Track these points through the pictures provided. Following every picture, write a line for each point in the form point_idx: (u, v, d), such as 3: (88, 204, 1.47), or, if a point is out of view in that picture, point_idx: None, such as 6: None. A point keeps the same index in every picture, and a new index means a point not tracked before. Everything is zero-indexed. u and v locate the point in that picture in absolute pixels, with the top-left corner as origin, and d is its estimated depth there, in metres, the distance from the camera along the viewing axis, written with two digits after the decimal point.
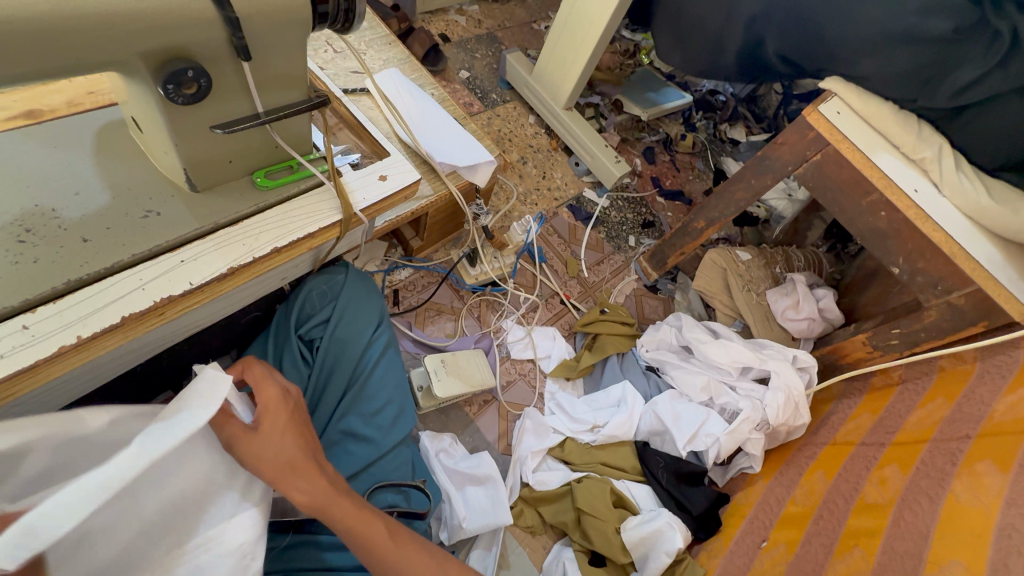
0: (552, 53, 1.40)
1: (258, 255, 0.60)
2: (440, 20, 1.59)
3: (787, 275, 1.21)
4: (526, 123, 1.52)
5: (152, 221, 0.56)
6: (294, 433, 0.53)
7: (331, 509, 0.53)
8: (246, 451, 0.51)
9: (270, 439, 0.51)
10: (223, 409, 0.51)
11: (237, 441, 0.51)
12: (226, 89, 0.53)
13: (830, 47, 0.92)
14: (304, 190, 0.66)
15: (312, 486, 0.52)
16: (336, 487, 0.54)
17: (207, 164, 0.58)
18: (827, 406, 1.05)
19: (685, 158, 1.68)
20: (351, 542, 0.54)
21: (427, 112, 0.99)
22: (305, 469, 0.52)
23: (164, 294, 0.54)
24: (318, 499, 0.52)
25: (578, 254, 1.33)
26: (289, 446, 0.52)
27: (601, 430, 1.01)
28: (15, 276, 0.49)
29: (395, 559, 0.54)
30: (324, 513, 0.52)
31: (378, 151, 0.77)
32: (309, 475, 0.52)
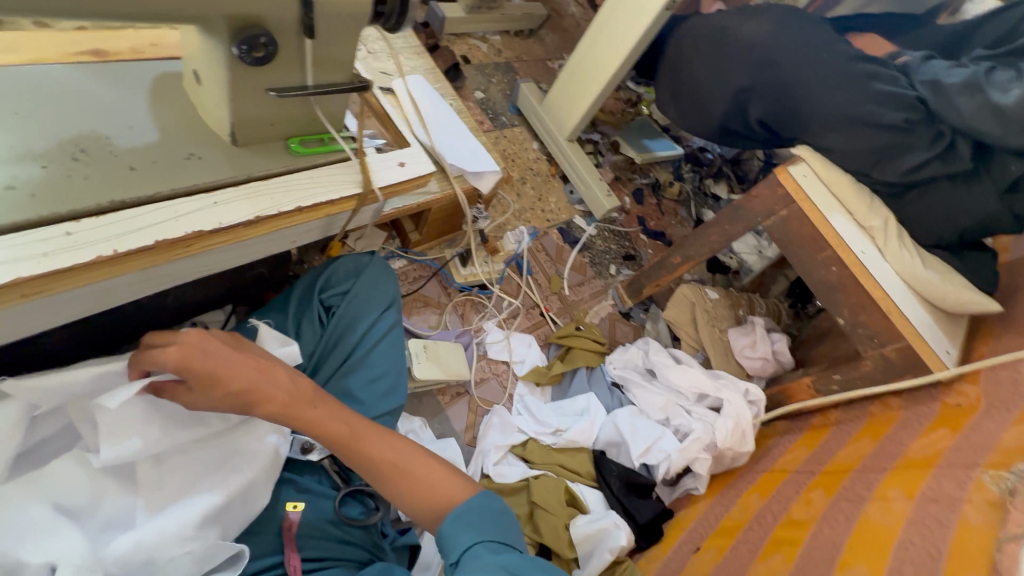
0: (563, 88, 1.53)
1: (282, 209, 0.66)
2: (462, 43, 1.72)
3: (748, 318, 1.33)
4: (529, 147, 1.63)
5: (192, 163, 0.62)
6: (250, 359, 0.59)
7: (293, 409, 0.60)
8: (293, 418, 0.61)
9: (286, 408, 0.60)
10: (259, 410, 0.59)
11: (221, 396, 0.56)
12: (286, 60, 0.60)
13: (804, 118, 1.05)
14: (330, 162, 0.73)
15: (279, 388, 0.60)
16: (257, 369, 0.59)
17: (252, 123, 0.65)
18: (771, 439, 1.14)
19: (670, 204, 1.81)
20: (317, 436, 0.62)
21: (444, 117, 1.07)
22: (259, 391, 0.58)
23: (195, 227, 0.59)
24: (283, 403, 0.60)
25: (562, 273, 1.42)
26: (243, 372, 0.57)
27: (563, 434, 1.08)
28: (64, 186, 0.54)
29: (347, 442, 0.62)
30: (287, 415, 0.60)
31: (399, 142, 0.85)
32: (244, 390, 0.57)
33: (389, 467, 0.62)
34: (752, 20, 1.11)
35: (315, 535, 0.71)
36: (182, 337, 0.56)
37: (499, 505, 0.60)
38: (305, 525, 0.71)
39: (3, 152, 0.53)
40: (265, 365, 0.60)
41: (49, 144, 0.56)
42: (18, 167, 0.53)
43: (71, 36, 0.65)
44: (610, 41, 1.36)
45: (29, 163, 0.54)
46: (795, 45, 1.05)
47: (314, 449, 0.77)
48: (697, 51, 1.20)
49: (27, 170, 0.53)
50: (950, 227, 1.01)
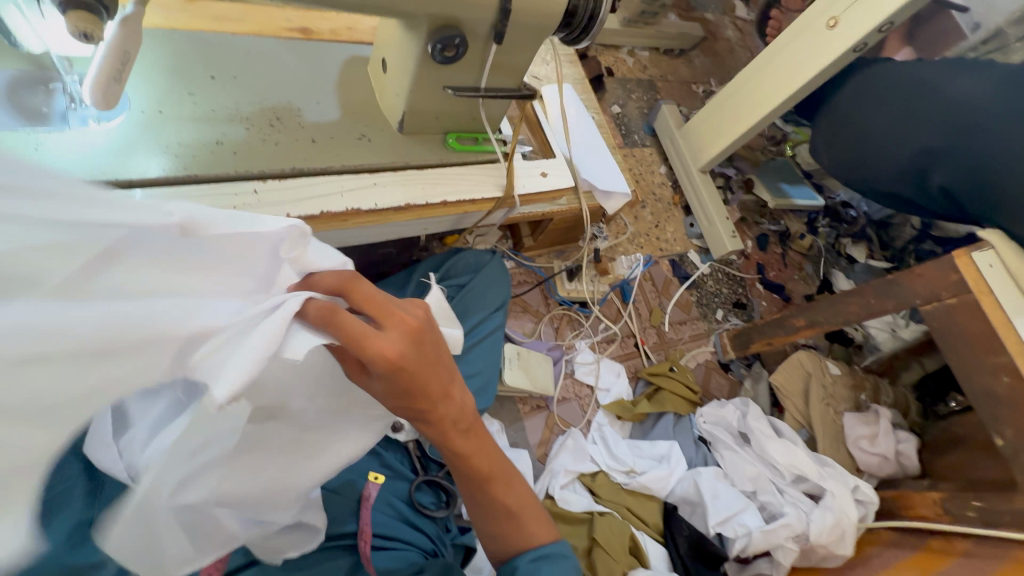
0: (708, 116, 1.44)
1: (429, 200, 0.68)
2: (610, 55, 1.69)
3: (870, 405, 1.17)
4: (657, 170, 1.57)
5: (362, 144, 0.67)
6: (445, 374, 0.49)
7: (452, 444, 0.52)
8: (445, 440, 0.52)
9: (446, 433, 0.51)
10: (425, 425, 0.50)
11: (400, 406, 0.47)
12: (469, 61, 0.62)
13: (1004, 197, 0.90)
14: (479, 162, 0.74)
15: (449, 408, 0.51)
16: (444, 385, 0.49)
17: (422, 114, 0.67)
18: (872, 549, 1.00)
19: (796, 256, 1.65)
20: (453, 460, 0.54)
21: (585, 130, 1.05)
22: (438, 408, 0.49)
23: (354, 204, 0.63)
24: (448, 425, 0.51)
25: (665, 307, 1.35)
26: (433, 393, 0.48)
27: (636, 476, 1.03)
28: (259, 149, 0.60)
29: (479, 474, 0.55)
30: (445, 436, 0.51)
31: (543, 150, 0.85)
32: (425, 408, 0.48)
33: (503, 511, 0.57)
34: (964, 82, 0.98)
35: (389, 512, 0.73)
36: (392, 322, 0.45)
37: (576, 564, 0.58)
38: (383, 499, 0.74)
39: (220, 112, 0.60)
40: (449, 390, 0.50)
41: (255, 110, 0.62)
42: (229, 126, 0.60)
43: (286, 13, 0.72)
44: (775, 75, 1.26)
45: (237, 124, 0.61)
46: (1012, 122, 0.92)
47: (403, 429, 0.82)
48: (880, 105, 1.09)
49: (234, 130, 0.60)
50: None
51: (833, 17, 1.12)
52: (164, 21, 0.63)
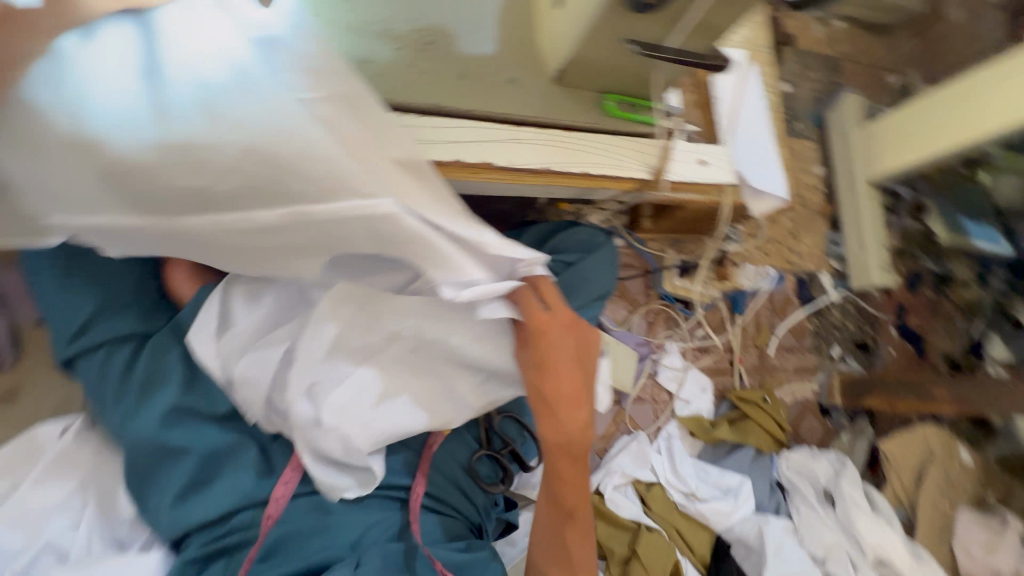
0: (904, 118, 1.17)
1: (569, 169, 0.60)
2: (797, 18, 1.41)
3: (996, 508, 0.99)
4: (812, 170, 1.33)
5: (513, 89, 0.58)
6: (573, 385, 0.57)
7: (556, 460, 0.60)
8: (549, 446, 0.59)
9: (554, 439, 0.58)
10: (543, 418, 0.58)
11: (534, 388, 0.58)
12: (666, 13, 0.50)
13: None
14: (634, 134, 0.64)
15: (566, 425, 0.57)
16: (570, 400, 0.57)
17: (588, 66, 0.57)
18: None
19: (951, 306, 1.34)
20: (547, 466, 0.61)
21: (753, 112, 0.88)
22: (559, 413, 0.57)
23: (490, 158, 0.57)
24: (557, 437, 0.58)
25: (776, 329, 1.20)
26: (559, 392, 0.57)
27: (696, 502, 0.95)
28: (404, 76, 0.54)
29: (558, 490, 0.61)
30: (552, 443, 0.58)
31: (705, 132, 0.72)
32: (547, 401, 0.57)
33: (554, 534, 0.63)
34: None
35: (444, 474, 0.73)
36: (558, 316, 0.57)
37: None
38: (440, 459, 0.73)
39: (373, 26, 0.54)
40: (580, 398, 0.58)
41: (409, 29, 0.56)
42: (379, 44, 0.54)
43: None
44: None
45: (387, 43, 0.54)
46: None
47: None
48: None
49: (382, 48, 0.54)
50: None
51: None
52: None
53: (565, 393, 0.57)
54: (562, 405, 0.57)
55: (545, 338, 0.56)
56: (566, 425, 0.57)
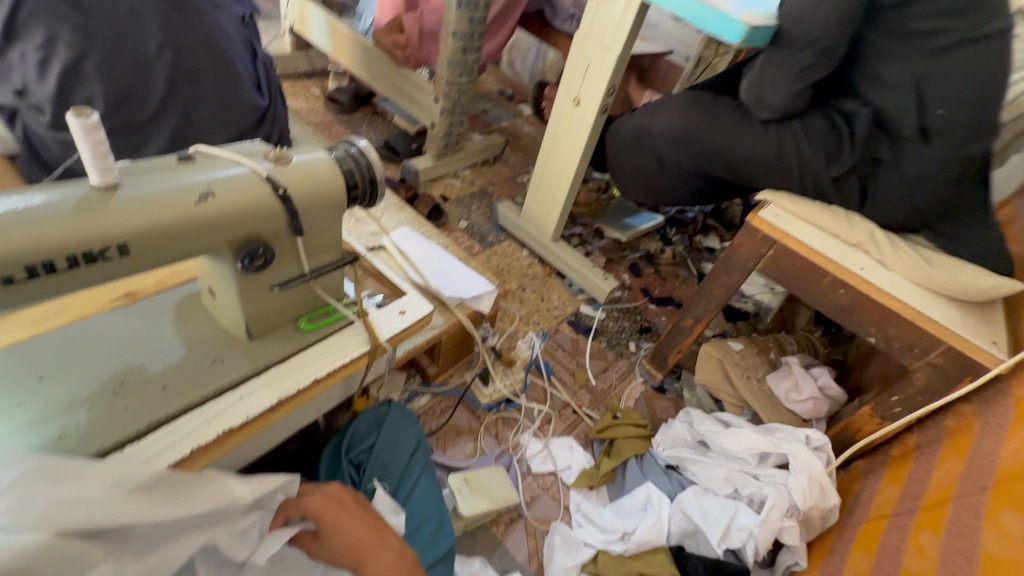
0: (535, 196, 1.66)
1: (301, 385, 0.72)
2: (438, 184, 1.91)
3: (782, 358, 1.29)
4: (521, 255, 1.73)
5: (218, 367, 0.69)
6: (368, 521, 0.68)
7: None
8: None
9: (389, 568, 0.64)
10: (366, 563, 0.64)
11: (343, 548, 0.65)
12: (283, 257, 0.69)
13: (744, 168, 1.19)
14: (338, 329, 0.80)
15: (386, 550, 0.65)
16: (376, 529, 0.67)
17: (265, 315, 0.72)
18: (855, 485, 1.04)
19: (668, 268, 1.84)
20: None
21: (433, 256, 1.16)
22: (373, 544, 0.65)
23: (225, 426, 0.65)
24: (387, 567, 0.63)
25: (583, 363, 1.42)
26: (361, 533, 0.66)
27: (631, 536, 1.00)
28: (108, 422, 0.61)
29: None
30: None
31: (396, 292, 0.94)
32: (359, 545, 0.65)
33: None
34: (661, 115, 1.27)
35: None
36: (324, 491, 0.70)
37: None
38: None
39: (59, 406, 0.60)
40: (380, 527, 0.68)
41: (94, 386, 0.63)
42: (70, 415, 0.60)
43: (106, 289, 0.75)
44: (564, 147, 1.50)
45: (77, 410, 0.61)
46: (701, 120, 1.20)
47: None
48: (629, 153, 1.38)
49: (76, 416, 0.60)
50: (921, 193, 1.05)
51: (576, 96, 1.42)
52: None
53: (369, 534, 0.66)
54: (372, 537, 0.66)
55: (326, 511, 0.67)
56: (390, 552, 0.65)
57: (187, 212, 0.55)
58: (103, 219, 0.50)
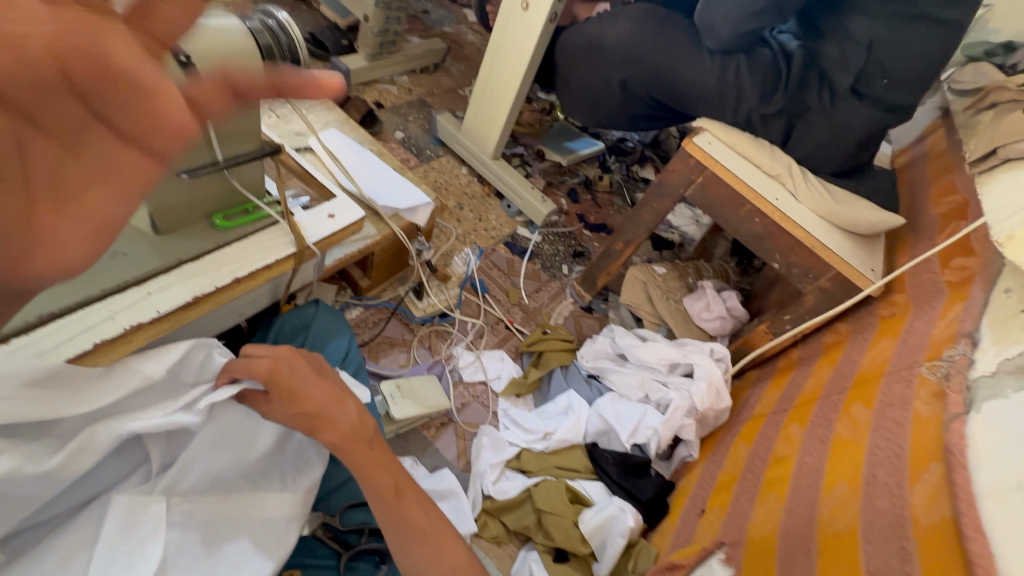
0: (476, 110, 1.58)
1: (219, 284, 0.68)
2: (373, 89, 1.76)
3: (698, 283, 1.40)
4: (459, 173, 1.67)
5: (119, 259, 0.63)
6: (325, 389, 0.65)
7: (351, 451, 0.64)
8: (349, 457, 0.64)
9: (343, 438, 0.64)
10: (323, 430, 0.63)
11: (295, 416, 0.61)
12: (191, 141, 0.62)
13: (682, 91, 1.22)
14: (260, 229, 0.75)
15: (343, 424, 0.65)
16: (334, 399, 0.65)
17: (173, 207, 0.66)
18: (745, 391, 1.20)
19: (604, 196, 1.87)
20: (364, 483, 0.64)
21: (366, 163, 1.09)
22: (330, 413, 0.64)
23: (132, 321, 0.61)
24: (342, 440, 0.64)
25: (517, 283, 1.45)
26: (320, 402, 0.63)
27: (552, 436, 1.09)
28: None
29: (384, 490, 0.64)
30: (346, 449, 0.64)
31: (324, 195, 0.89)
32: (313, 413, 0.62)
33: (416, 535, 0.63)
34: (615, 25, 1.24)
35: None
36: (273, 352, 0.64)
37: None
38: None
39: None
40: (340, 397, 0.67)
41: None
42: None
43: None
44: (509, 56, 1.42)
45: None
46: (653, 38, 1.20)
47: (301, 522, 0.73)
48: (578, 65, 1.34)
49: None
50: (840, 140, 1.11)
51: (525, 0, 1.32)
52: None
53: (327, 402, 0.64)
54: (330, 404, 0.64)
55: (282, 377, 0.62)
56: (347, 420, 0.65)
57: None
58: None
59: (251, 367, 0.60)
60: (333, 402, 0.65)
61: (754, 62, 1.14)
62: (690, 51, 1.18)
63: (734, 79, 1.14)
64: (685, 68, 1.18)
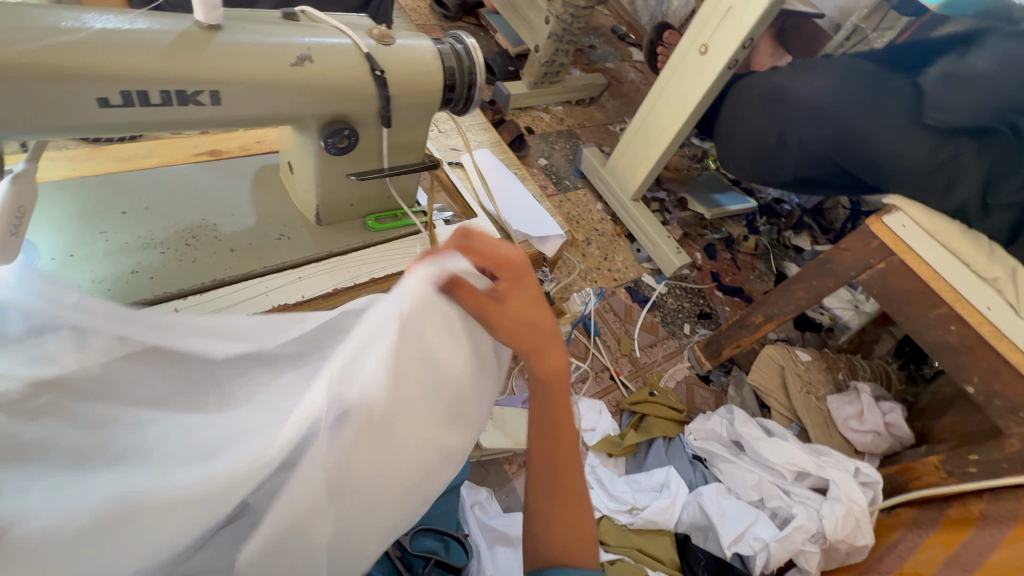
0: (625, 150, 1.54)
1: (358, 281, 0.70)
2: (527, 115, 1.81)
3: (849, 383, 1.18)
4: (594, 208, 1.64)
5: (283, 243, 0.69)
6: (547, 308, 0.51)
7: (552, 378, 0.51)
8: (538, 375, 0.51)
9: (548, 354, 0.50)
10: (537, 343, 0.49)
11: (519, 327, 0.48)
12: (366, 148, 0.66)
13: (880, 160, 1.03)
14: (403, 236, 0.78)
15: (553, 345, 0.51)
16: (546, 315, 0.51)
17: (336, 203, 0.71)
18: (894, 533, 0.96)
19: (746, 258, 1.70)
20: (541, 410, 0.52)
21: (509, 186, 1.10)
22: (550, 328, 0.50)
23: (280, 300, 0.65)
24: (552, 362, 0.50)
25: (632, 333, 1.36)
26: (545, 316, 0.50)
27: (640, 513, 0.98)
28: (176, 270, 0.62)
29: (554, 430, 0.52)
30: (548, 374, 0.51)
31: (466, 213, 0.91)
32: (536, 323, 0.49)
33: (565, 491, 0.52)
34: (811, 76, 1.09)
35: None
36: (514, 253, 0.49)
37: None
38: None
39: (134, 242, 0.62)
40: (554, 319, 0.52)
41: None
42: (144, 254, 0.62)
43: (195, 142, 0.76)
44: (672, 102, 1.36)
45: (151, 250, 0.62)
46: (856, 97, 1.03)
47: None
48: (756, 110, 1.21)
49: (149, 256, 0.62)
50: None
51: (704, 44, 1.24)
52: (71, 171, 0.66)
53: (542, 312, 0.50)
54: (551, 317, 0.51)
55: (527, 282, 0.49)
56: (554, 340, 0.51)
57: (282, 73, 0.52)
58: (199, 59, 0.48)
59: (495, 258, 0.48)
60: (549, 317, 0.51)
61: (985, 147, 0.94)
62: (905, 119, 0.99)
63: (951, 162, 0.95)
64: (891, 137, 1.00)
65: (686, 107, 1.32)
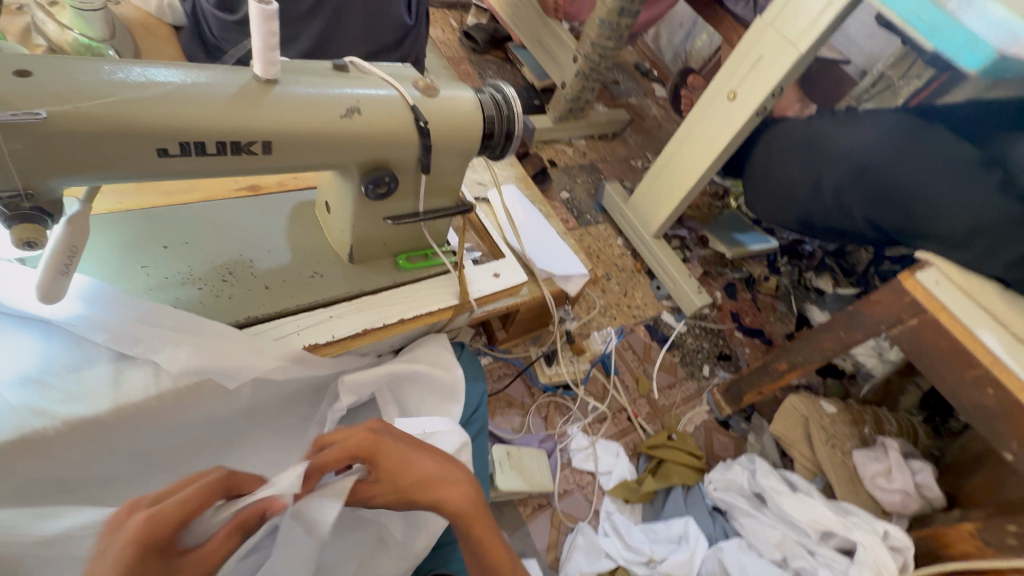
0: (648, 188, 1.55)
1: (387, 321, 0.71)
2: (550, 148, 1.83)
3: (876, 437, 1.14)
4: (614, 243, 1.64)
5: (315, 281, 0.70)
6: (429, 453, 0.61)
7: (471, 516, 0.59)
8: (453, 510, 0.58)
9: (452, 490, 0.59)
10: (438, 481, 0.59)
11: (420, 478, 0.58)
12: (403, 192, 0.67)
13: (920, 213, 1.03)
14: (432, 276, 0.78)
15: (455, 479, 0.60)
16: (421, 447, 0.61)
17: (369, 242, 0.71)
18: None
19: (766, 299, 1.68)
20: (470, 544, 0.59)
21: (534, 222, 1.11)
22: (443, 474, 0.59)
23: (310, 340, 0.66)
24: (460, 507, 0.58)
25: (650, 373, 1.34)
26: (429, 466, 0.59)
27: (657, 566, 0.96)
28: (212, 306, 0.63)
29: (488, 547, 0.59)
30: (464, 516, 0.59)
31: (493, 252, 0.91)
32: (423, 480, 0.58)
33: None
34: (857, 128, 1.12)
35: None
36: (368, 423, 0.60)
37: None
38: None
39: (173, 278, 0.63)
40: (446, 458, 0.62)
41: None
42: (182, 289, 0.63)
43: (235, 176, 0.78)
44: (698, 145, 1.37)
45: (189, 286, 0.63)
46: (901, 153, 1.05)
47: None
48: (789, 156, 1.22)
49: (186, 292, 0.63)
50: None
51: (732, 90, 1.26)
52: (116, 204, 0.67)
53: (416, 462, 0.58)
54: (438, 464, 0.59)
55: (387, 443, 0.59)
56: (448, 477, 0.59)
57: (331, 124, 0.54)
58: (254, 112, 0.49)
59: (347, 444, 0.57)
60: (431, 463, 0.60)
61: None
62: (957, 180, 0.99)
63: (1004, 226, 0.93)
64: (943, 193, 1.00)
65: (713, 149, 1.33)
